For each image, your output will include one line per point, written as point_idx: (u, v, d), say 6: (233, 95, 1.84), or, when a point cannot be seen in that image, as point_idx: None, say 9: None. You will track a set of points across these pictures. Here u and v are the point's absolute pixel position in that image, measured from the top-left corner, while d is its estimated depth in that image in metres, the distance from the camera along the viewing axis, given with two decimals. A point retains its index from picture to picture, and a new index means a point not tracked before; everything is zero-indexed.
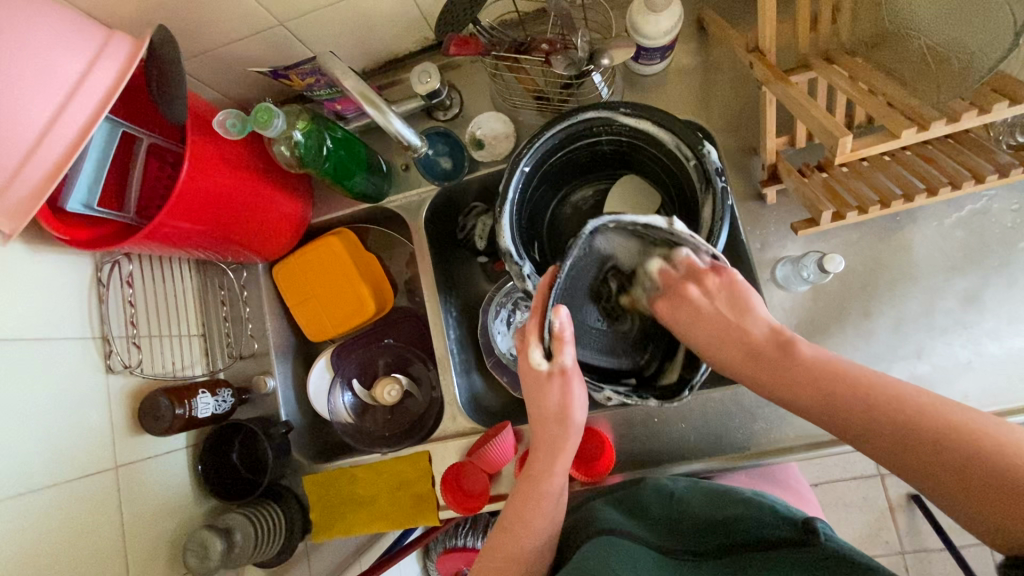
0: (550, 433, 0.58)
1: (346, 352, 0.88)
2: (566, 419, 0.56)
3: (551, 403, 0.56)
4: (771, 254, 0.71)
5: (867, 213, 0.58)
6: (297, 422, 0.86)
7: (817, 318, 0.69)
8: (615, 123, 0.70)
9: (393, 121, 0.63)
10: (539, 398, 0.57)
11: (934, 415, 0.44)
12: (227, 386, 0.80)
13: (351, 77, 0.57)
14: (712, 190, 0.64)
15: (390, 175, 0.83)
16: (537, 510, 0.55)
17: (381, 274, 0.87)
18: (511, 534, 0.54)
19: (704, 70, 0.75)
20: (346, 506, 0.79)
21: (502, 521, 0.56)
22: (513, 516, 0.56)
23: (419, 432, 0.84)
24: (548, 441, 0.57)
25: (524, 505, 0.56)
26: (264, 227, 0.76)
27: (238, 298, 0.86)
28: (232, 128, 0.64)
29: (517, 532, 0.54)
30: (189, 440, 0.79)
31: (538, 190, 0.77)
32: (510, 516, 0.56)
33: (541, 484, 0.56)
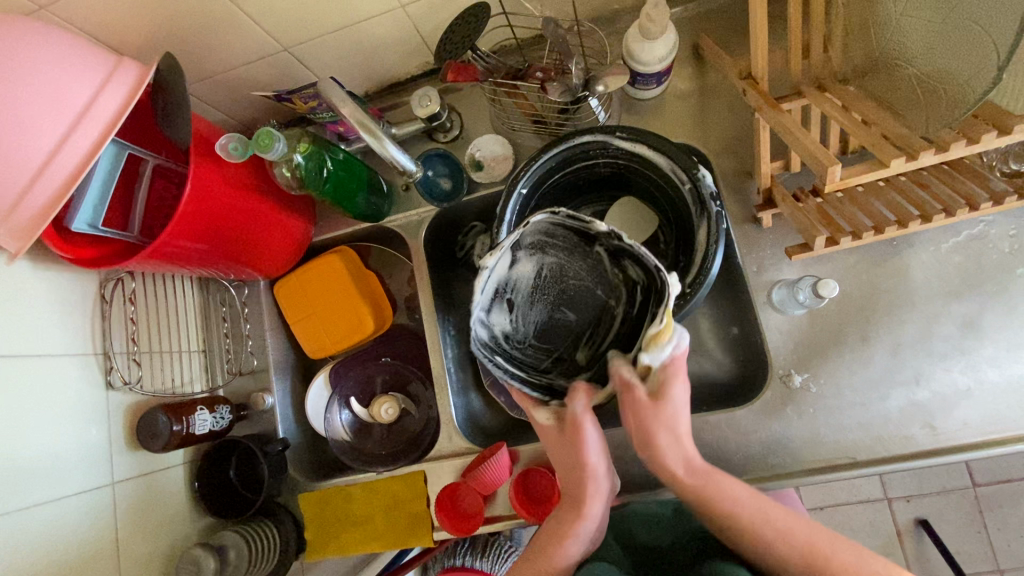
0: (575, 482, 0.54)
1: (345, 369, 0.89)
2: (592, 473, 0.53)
3: (575, 450, 0.54)
4: (769, 276, 0.71)
5: (861, 238, 0.58)
6: (296, 439, 0.86)
7: (815, 342, 0.69)
8: (612, 146, 0.71)
9: (389, 147, 0.64)
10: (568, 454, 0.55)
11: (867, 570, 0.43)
12: (225, 403, 0.80)
13: (349, 104, 0.58)
14: (707, 215, 0.65)
15: (391, 195, 0.84)
16: (569, 540, 0.52)
17: (381, 292, 0.88)
18: (535, 565, 0.52)
19: (701, 95, 0.76)
20: (340, 525, 0.79)
21: (530, 552, 0.54)
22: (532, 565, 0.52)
23: (416, 450, 0.84)
24: (576, 484, 0.54)
25: (548, 542, 0.53)
26: (264, 245, 0.77)
27: (239, 315, 0.87)
28: (234, 151, 0.65)
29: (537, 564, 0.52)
30: (186, 457, 0.79)
31: (536, 211, 0.79)
32: (534, 549, 0.54)
33: (566, 530, 0.52)
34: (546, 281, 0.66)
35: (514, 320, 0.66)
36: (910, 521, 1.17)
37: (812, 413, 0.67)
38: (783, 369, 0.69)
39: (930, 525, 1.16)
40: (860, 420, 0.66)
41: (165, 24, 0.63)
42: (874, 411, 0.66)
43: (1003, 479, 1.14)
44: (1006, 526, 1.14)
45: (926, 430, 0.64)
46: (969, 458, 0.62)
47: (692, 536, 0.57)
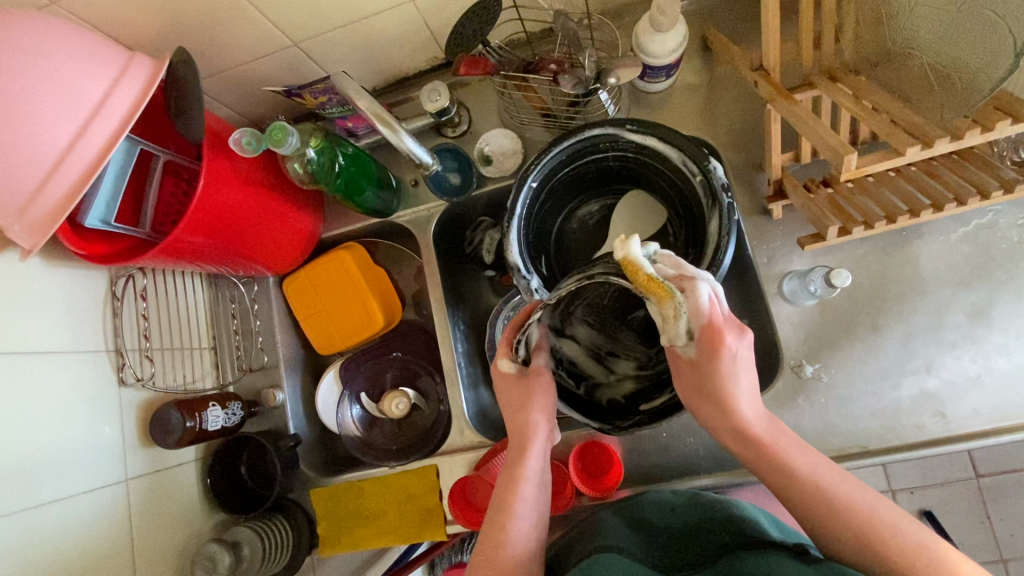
0: (523, 424, 0.58)
1: (355, 364, 0.89)
2: (535, 413, 0.58)
3: (523, 394, 0.59)
4: (778, 267, 0.72)
5: (873, 228, 0.59)
6: (306, 435, 0.86)
7: (825, 332, 0.69)
8: (622, 139, 0.72)
9: (405, 140, 0.64)
10: (516, 400, 0.59)
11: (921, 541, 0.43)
12: (236, 399, 0.80)
13: (364, 97, 0.59)
14: (719, 206, 0.65)
15: (400, 190, 0.84)
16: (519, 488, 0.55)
17: (390, 287, 0.88)
18: (503, 528, 0.53)
19: (709, 88, 0.77)
20: (353, 520, 0.79)
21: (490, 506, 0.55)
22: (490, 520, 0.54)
23: (427, 445, 0.84)
24: (522, 432, 0.58)
25: (507, 490, 0.55)
26: (274, 242, 0.78)
27: (248, 311, 0.87)
28: (247, 146, 0.64)
29: (504, 522, 0.53)
30: (198, 453, 0.79)
31: (544, 205, 0.79)
32: (496, 506, 0.55)
33: (516, 482, 0.55)
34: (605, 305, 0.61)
35: (604, 343, 0.63)
36: (915, 513, 1.18)
37: (823, 402, 0.68)
38: (794, 359, 0.70)
39: (934, 515, 1.17)
40: (871, 409, 0.66)
41: (177, 19, 0.63)
42: (885, 400, 0.66)
43: (1006, 469, 1.15)
44: (1010, 515, 1.15)
45: (937, 419, 0.64)
46: (978, 446, 0.63)
47: (714, 527, 0.56)
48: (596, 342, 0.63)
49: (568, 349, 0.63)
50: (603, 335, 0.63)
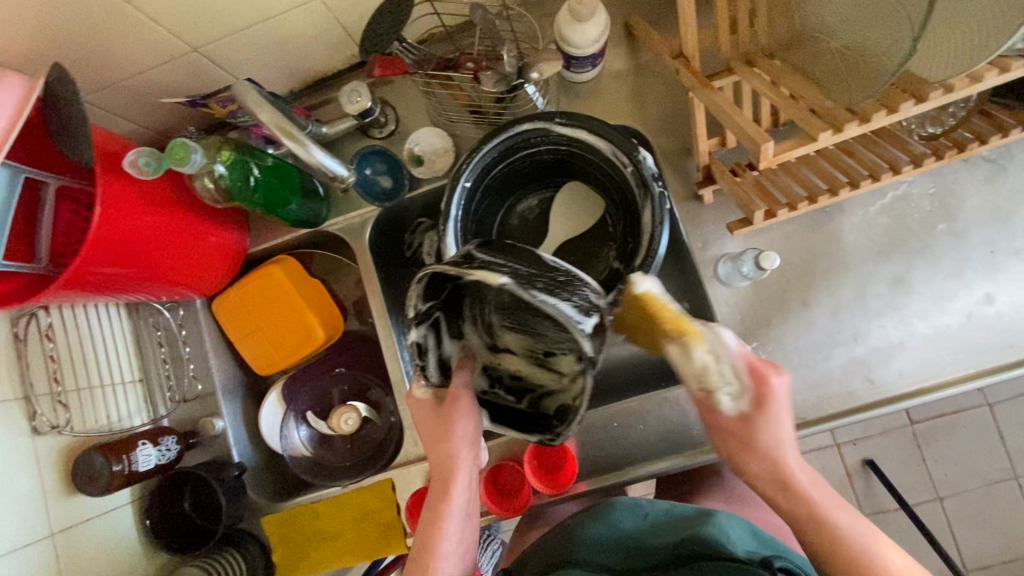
0: (441, 456, 0.58)
1: (298, 383, 0.85)
2: (455, 443, 0.57)
3: (427, 425, 0.59)
4: (713, 251, 0.73)
5: (797, 210, 0.60)
6: (253, 460, 0.82)
7: (760, 311, 0.71)
8: (552, 133, 0.71)
9: (315, 153, 0.60)
10: (434, 436, 0.58)
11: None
12: (172, 433, 0.75)
13: (264, 107, 0.55)
14: (651, 196, 0.66)
15: (328, 198, 0.80)
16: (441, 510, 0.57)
17: (329, 299, 0.85)
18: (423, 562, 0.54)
19: (637, 75, 0.76)
20: (309, 543, 0.77)
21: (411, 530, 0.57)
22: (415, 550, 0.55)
23: (380, 459, 0.82)
24: (443, 463, 0.58)
25: (428, 530, 0.56)
26: (195, 263, 0.73)
27: (176, 338, 0.81)
28: (146, 166, 0.59)
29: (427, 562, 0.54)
30: (133, 494, 0.75)
31: (482, 203, 0.78)
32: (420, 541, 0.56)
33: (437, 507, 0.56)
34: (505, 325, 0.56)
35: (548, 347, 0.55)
36: (858, 463, 1.25)
37: None
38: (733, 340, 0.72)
39: (876, 464, 1.25)
40: (807, 381, 0.69)
41: (52, 30, 0.57)
42: (819, 371, 0.69)
43: (936, 415, 1.24)
44: (943, 457, 1.24)
45: (867, 384, 0.68)
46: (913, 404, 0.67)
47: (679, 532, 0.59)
48: (530, 344, 0.56)
49: (505, 363, 0.58)
50: (532, 338, 0.56)
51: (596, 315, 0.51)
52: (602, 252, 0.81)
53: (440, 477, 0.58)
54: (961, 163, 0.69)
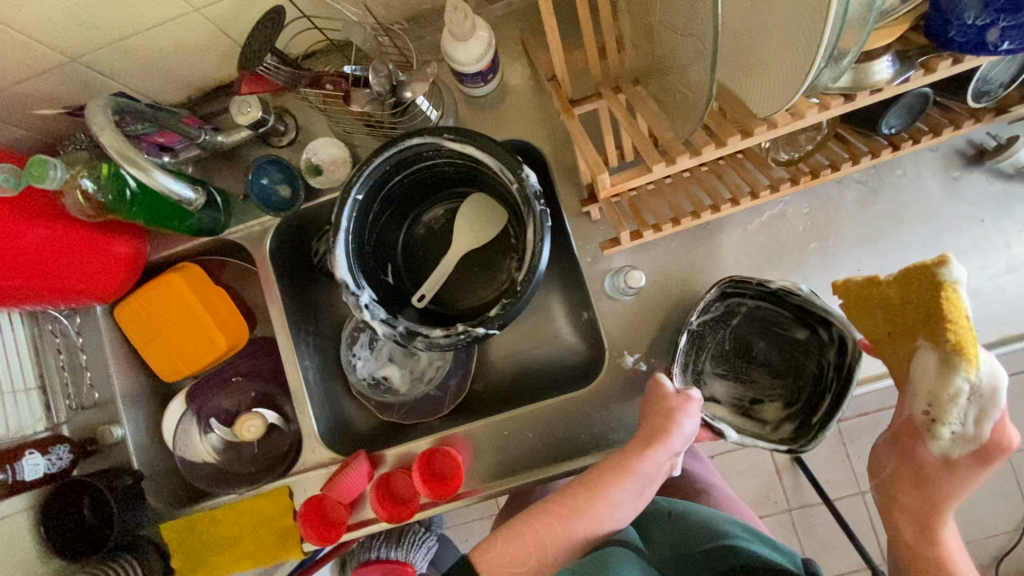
0: (627, 462, 0.64)
1: (203, 390, 0.86)
2: (631, 476, 0.64)
3: (606, 471, 0.65)
4: (603, 265, 0.75)
5: (662, 231, 0.62)
6: (155, 466, 0.83)
7: (645, 323, 0.74)
8: (443, 147, 0.72)
9: (158, 177, 0.61)
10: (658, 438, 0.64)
11: None
12: (64, 442, 0.77)
13: (107, 131, 0.57)
14: (533, 213, 0.67)
15: (228, 205, 0.80)
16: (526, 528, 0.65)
17: (234, 308, 0.85)
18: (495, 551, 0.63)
19: (535, 90, 0.78)
20: (208, 548, 0.78)
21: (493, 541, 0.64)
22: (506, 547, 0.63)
23: (281, 464, 0.83)
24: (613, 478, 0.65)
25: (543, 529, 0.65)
26: (86, 274, 0.72)
27: (74, 346, 0.81)
28: (3, 183, 0.59)
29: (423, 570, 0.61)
30: (27, 502, 0.73)
31: (381, 214, 0.79)
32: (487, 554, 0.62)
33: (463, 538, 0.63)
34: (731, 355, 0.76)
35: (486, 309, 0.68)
36: (785, 459, 1.31)
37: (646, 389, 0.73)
38: (619, 352, 0.74)
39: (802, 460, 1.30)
40: None
41: None
42: None
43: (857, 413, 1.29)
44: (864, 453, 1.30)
45: None
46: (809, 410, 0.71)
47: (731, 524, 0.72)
48: (739, 395, 0.75)
49: (711, 408, 0.75)
50: (738, 390, 0.76)
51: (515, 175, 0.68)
52: (503, 262, 0.84)
53: (632, 468, 0.64)
54: (835, 182, 0.73)
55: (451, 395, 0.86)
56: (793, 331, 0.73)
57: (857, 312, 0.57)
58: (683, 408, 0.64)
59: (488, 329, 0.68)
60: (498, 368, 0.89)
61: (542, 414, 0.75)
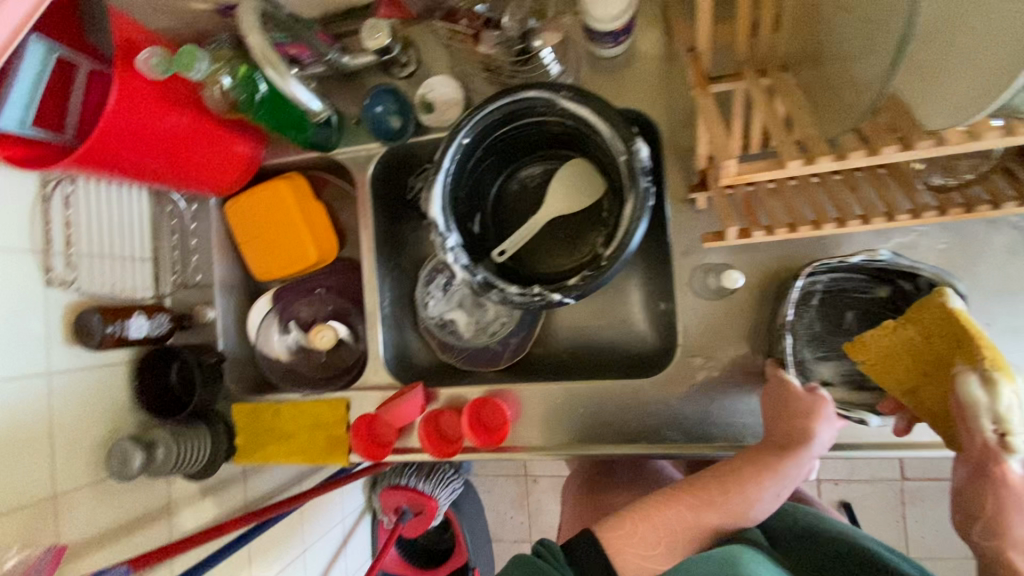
0: (767, 461, 0.60)
1: (288, 295, 0.92)
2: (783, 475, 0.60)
3: (756, 461, 0.61)
4: (695, 259, 0.71)
5: (774, 235, 0.58)
6: (235, 352, 0.91)
7: (725, 327, 0.70)
8: (557, 105, 0.69)
9: (292, 86, 0.65)
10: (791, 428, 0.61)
11: None
12: (165, 312, 0.84)
13: (254, 33, 0.63)
14: (636, 189, 0.65)
15: (341, 126, 0.83)
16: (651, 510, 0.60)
17: (329, 226, 0.90)
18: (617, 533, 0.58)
19: (665, 62, 0.73)
20: (268, 436, 0.85)
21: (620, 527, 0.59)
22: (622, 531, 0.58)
23: (345, 377, 0.90)
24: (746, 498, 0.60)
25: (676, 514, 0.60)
26: (202, 162, 0.77)
27: (186, 229, 0.89)
28: (156, 66, 0.63)
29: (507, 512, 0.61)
30: (127, 357, 0.84)
31: (482, 161, 0.79)
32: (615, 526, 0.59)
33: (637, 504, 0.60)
34: (835, 332, 0.69)
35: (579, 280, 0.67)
36: (834, 503, 1.23)
37: (710, 394, 0.70)
38: (692, 351, 0.71)
39: (852, 509, 1.22)
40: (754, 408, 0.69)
41: None
42: None
43: (928, 477, 1.18)
44: (924, 519, 1.20)
45: None
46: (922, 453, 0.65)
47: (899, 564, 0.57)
48: (850, 370, 0.68)
49: (818, 372, 0.68)
50: (846, 364, 0.68)
51: (631, 147, 0.65)
52: (590, 234, 0.83)
53: (774, 468, 0.60)
54: (986, 223, 0.64)
55: (509, 352, 0.87)
56: (874, 292, 0.67)
57: (873, 373, 0.60)
58: (819, 411, 0.60)
59: (564, 296, 0.67)
60: (561, 338, 0.88)
61: (596, 394, 0.74)
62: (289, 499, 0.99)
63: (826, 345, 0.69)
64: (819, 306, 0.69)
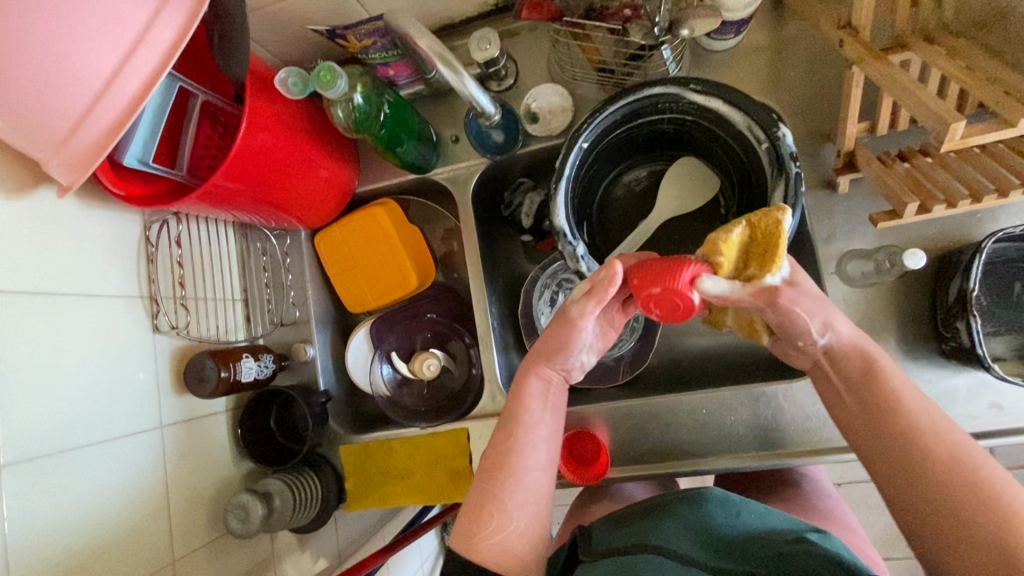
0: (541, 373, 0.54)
1: (386, 326, 0.88)
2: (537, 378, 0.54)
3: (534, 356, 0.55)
4: (838, 246, 0.68)
5: (956, 207, 0.54)
6: (336, 391, 0.86)
7: (879, 314, 0.67)
8: (683, 100, 0.67)
9: (468, 84, 0.59)
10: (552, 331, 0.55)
11: (966, 467, 0.41)
12: (268, 352, 0.79)
13: (426, 36, 0.55)
14: (785, 176, 0.62)
15: (439, 146, 0.81)
16: (525, 414, 0.52)
17: (425, 249, 0.87)
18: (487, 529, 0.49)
19: (778, 48, 0.71)
20: (382, 477, 0.79)
21: (485, 459, 0.52)
22: (501, 450, 0.51)
23: (458, 407, 0.83)
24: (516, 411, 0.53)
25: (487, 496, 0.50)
26: (305, 193, 0.74)
27: (280, 265, 0.85)
28: (294, 87, 0.64)
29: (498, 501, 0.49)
30: (228, 404, 0.78)
31: (592, 166, 0.75)
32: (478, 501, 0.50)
33: (518, 413, 0.53)
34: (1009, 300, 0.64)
35: None
36: None
37: None
38: None
39: None
40: (925, 397, 0.64)
41: None
42: (939, 388, 0.64)
43: None
44: None
45: (993, 410, 0.62)
46: None
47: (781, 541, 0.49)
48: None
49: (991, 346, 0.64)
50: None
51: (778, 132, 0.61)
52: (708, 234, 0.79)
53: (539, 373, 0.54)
54: None
55: (625, 365, 0.81)
56: None
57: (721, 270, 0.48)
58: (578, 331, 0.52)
59: None
60: (677, 346, 0.84)
61: (745, 397, 0.70)
62: (394, 543, 0.91)
63: (998, 319, 0.64)
64: (986, 278, 0.64)
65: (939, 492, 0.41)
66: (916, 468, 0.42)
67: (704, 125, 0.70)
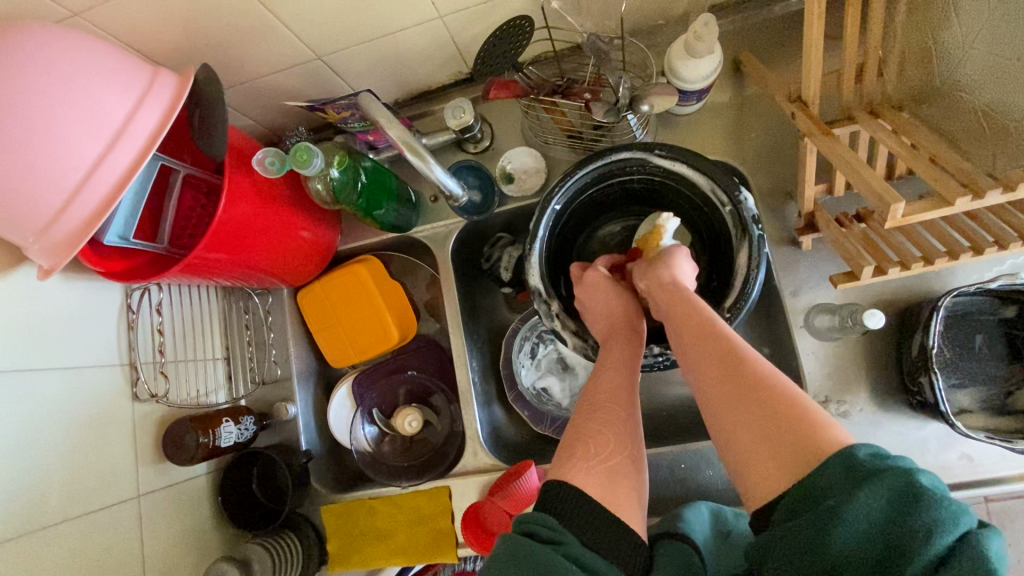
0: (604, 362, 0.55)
1: (368, 381, 0.88)
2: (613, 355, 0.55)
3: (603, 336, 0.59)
4: (805, 299, 0.70)
5: (910, 269, 0.56)
6: (317, 449, 0.86)
7: (849, 367, 0.68)
8: (649, 163, 0.69)
9: (433, 167, 0.64)
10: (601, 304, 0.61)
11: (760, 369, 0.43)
12: (249, 414, 0.79)
13: (395, 125, 0.58)
14: (749, 237, 0.64)
15: (419, 206, 0.83)
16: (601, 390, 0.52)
17: (407, 304, 0.88)
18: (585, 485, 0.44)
19: (739, 110, 0.75)
20: (364, 538, 0.78)
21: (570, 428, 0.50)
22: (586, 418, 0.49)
23: (440, 463, 0.82)
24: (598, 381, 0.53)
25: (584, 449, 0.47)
26: (287, 256, 0.76)
27: (262, 323, 0.86)
28: (272, 166, 0.65)
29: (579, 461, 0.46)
30: (208, 467, 0.78)
31: (567, 223, 0.77)
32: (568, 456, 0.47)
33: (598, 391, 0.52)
34: (970, 353, 0.65)
35: None
36: None
37: None
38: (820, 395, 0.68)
39: None
40: (896, 448, 0.66)
41: (201, 32, 0.62)
42: (910, 440, 0.66)
43: None
44: None
45: (964, 461, 0.64)
46: None
47: None
48: (988, 396, 0.65)
49: (957, 399, 0.65)
50: (987, 389, 0.65)
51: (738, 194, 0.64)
52: None
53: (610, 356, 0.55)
54: None
55: None
56: (1001, 312, 0.64)
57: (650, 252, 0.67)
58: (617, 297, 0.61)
59: None
60: (657, 395, 0.84)
61: None
62: None
63: (959, 372, 0.65)
64: (947, 330, 0.66)
65: (746, 373, 0.43)
66: (733, 371, 0.44)
67: (671, 185, 0.72)
